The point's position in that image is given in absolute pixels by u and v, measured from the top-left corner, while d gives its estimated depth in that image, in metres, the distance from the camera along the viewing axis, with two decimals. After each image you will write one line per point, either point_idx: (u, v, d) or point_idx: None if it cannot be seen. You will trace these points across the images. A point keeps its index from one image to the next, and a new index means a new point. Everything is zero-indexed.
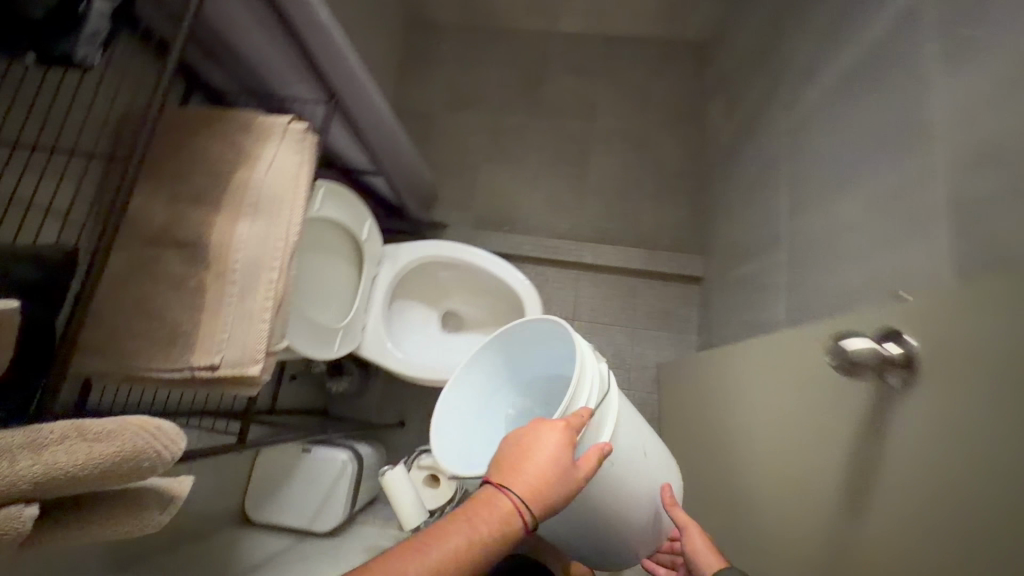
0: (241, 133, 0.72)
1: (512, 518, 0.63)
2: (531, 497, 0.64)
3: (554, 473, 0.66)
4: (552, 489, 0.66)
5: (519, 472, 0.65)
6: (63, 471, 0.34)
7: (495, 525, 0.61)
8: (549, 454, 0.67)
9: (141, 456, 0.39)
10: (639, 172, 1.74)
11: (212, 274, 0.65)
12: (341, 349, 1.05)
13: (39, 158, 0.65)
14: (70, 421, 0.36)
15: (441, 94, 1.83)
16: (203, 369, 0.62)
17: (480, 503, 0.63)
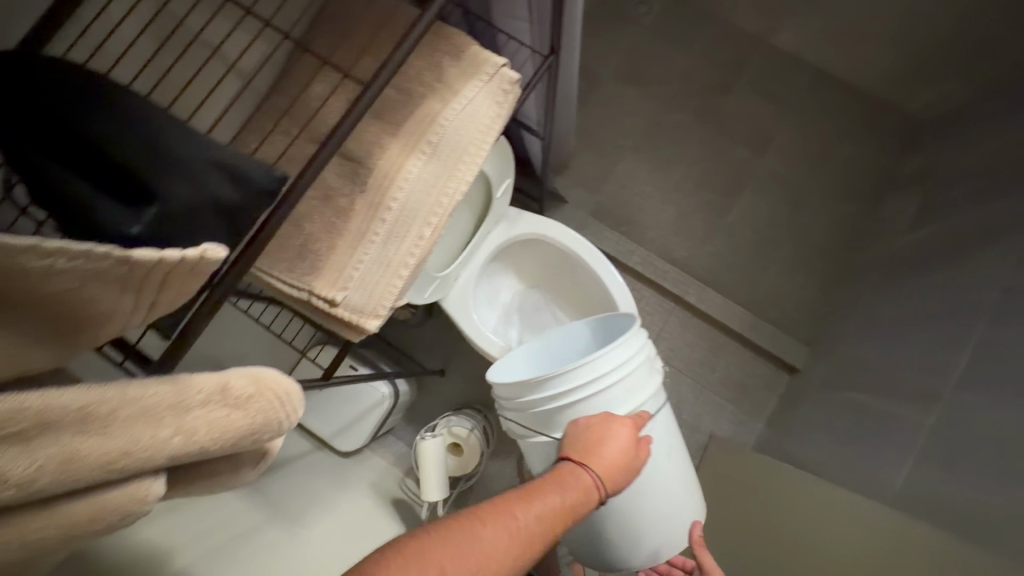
0: (450, 56, 0.63)
1: (589, 493, 0.60)
2: (606, 475, 0.62)
3: (628, 455, 0.64)
4: (624, 470, 0.64)
5: (595, 447, 0.62)
6: (198, 445, 0.29)
7: (577, 498, 0.59)
8: (624, 435, 0.64)
9: (265, 430, 0.34)
10: (785, 231, 1.55)
11: (366, 202, 0.59)
12: (430, 297, 1.00)
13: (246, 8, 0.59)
14: (217, 381, 0.31)
15: (616, 60, 1.66)
16: (322, 300, 0.57)
17: (561, 477, 0.60)
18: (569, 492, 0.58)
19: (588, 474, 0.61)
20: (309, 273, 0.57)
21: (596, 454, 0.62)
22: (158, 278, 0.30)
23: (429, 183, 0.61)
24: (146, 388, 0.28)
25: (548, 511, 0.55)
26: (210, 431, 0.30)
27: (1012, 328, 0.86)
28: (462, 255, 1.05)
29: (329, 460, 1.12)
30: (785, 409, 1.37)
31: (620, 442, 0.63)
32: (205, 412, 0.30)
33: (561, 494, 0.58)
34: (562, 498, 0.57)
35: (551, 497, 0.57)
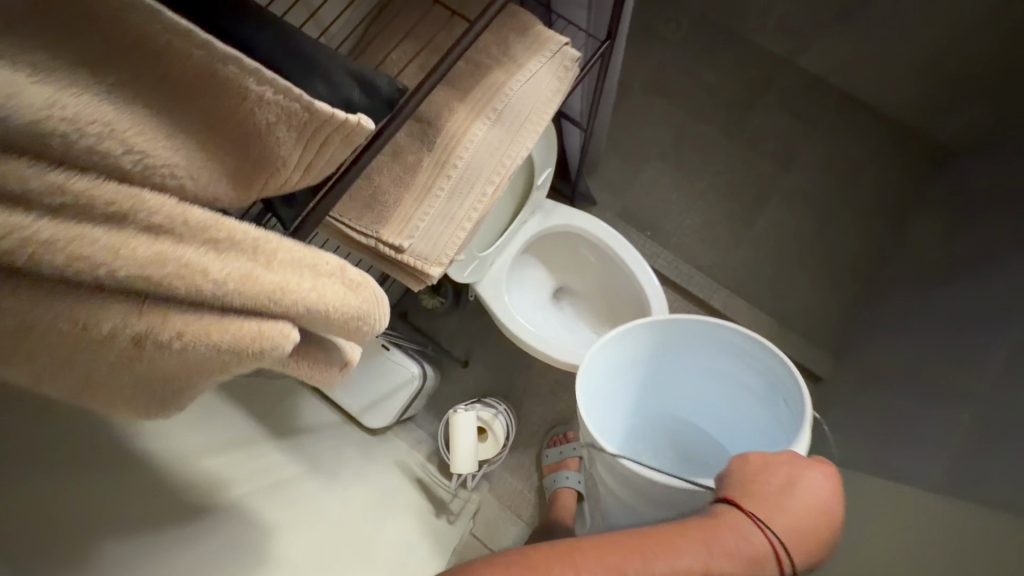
0: (516, 33, 0.68)
1: (763, 557, 0.54)
2: (789, 541, 0.55)
3: (819, 522, 0.56)
4: (814, 538, 0.55)
5: (764, 498, 0.57)
6: (325, 306, 0.40)
7: (733, 559, 0.53)
8: (813, 500, 0.56)
9: (364, 319, 0.44)
10: (810, 243, 1.57)
11: (433, 159, 0.62)
12: (469, 276, 1.04)
13: None
14: (340, 261, 0.43)
15: (646, 74, 1.72)
16: (389, 247, 0.61)
17: (721, 527, 0.55)
18: (722, 549, 0.53)
19: (758, 531, 0.54)
20: (378, 220, 0.61)
21: (770, 510, 0.55)
22: (320, 141, 0.41)
23: (492, 147, 0.65)
24: (293, 248, 0.40)
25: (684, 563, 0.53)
26: (326, 297, 0.40)
27: None
28: (499, 240, 1.09)
29: (356, 435, 1.14)
30: None
31: (804, 503, 0.56)
32: (330, 282, 0.41)
33: (708, 549, 0.53)
34: (724, 557, 0.53)
35: (709, 556, 0.53)
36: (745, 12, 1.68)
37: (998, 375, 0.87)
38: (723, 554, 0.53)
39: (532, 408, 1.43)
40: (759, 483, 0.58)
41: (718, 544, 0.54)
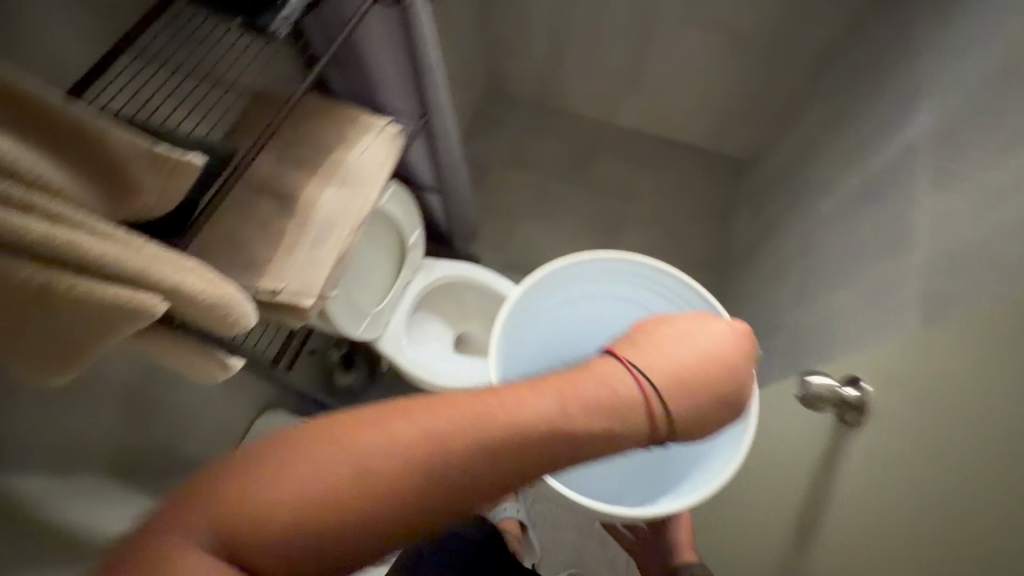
0: (348, 123, 0.89)
1: (640, 412, 0.47)
2: (676, 391, 0.49)
3: (705, 374, 0.52)
4: (698, 394, 0.50)
5: (644, 349, 0.52)
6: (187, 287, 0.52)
7: (604, 393, 0.46)
8: (701, 341, 0.54)
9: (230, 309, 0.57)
10: (664, 254, 1.87)
11: (296, 221, 0.78)
12: (365, 333, 1.17)
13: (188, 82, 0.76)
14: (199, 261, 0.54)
15: (499, 152, 2.03)
16: (265, 293, 0.74)
17: (592, 369, 0.49)
18: (592, 385, 0.46)
19: (635, 375, 0.49)
20: (251, 273, 0.73)
21: (645, 356, 0.51)
22: (162, 174, 0.52)
23: (342, 203, 0.82)
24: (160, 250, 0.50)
25: (545, 395, 0.43)
26: (195, 284, 0.52)
27: (805, 259, 1.14)
28: (388, 299, 1.24)
29: None
30: None
31: (692, 350, 0.53)
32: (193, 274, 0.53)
33: (578, 381, 0.46)
34: (601, 400, 0.46)
35: (593, 399, 0.46)
36: (559, 92, 2.02)
37: (793, 302, 1.11)
38: (588, 388, 0.46)
39: None
40: (645, 342, 0.53)
41: (584, 382, 0.46)
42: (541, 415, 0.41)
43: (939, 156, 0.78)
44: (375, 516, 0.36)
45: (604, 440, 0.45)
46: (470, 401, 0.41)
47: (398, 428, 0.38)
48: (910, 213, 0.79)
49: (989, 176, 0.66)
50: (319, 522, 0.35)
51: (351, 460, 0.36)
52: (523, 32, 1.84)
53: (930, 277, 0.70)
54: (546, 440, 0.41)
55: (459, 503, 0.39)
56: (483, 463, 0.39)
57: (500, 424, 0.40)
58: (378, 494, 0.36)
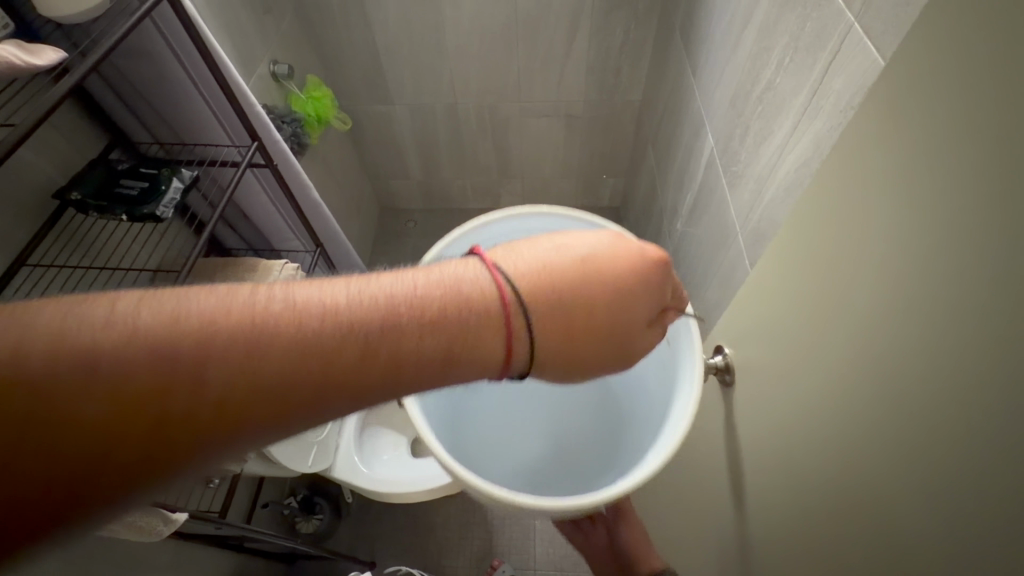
0: (249, 271, 0.97)
1: (493, 320, 0.39)
2: (535, 301, 0.40)
3: (582, 287, 0.42)
4: (569, 305, 0.41)
5: (521, 247, 0.44)
6: None
7: (449, 295, 0.38)
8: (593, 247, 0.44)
9: None
10: None
11: None
12: (315, 464, 1.14)
13: (94, 274, 0.83)
14: None
15: (407, 259, 2.16)
16: None
17: (447, 266, 0.41)
18: (434, 288, 0.38)
19: (489, 272, 0.40)
20: None
21: (514, 255, 0.43)
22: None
23: None
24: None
25: (358, 292, 0.35)
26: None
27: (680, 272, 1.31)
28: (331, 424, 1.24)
29: None
30: None
31: (581, 253, 0.43)
32: None
33: (419, 279, 0.38)
34: (439, 299, 0.37)
35: (426, 302, 0.37)
36: (445, 195, 2.24)
37: None
38: (429, 287, 0.38)
39: (452, 561, 1.44)
40: (525, 245, 0.44)
41: (426, 280, 0.38)
42: (353, 312, 0.34)
43: (725, 165, 1.00)
44: (123, 394, 0.29)
45: (440, 353, 0.37)
46: (292, 296, 0.33)
47: (196, 312, 0.31)
48: (725, 211, 0.99)
49: (752, 170, 0.87)
50: (65, 393, 0.28)
51: (137, 331, 0.30)
52: (396, 155, 2.05)
53: (750, 252, 0.86)
54: (357, 341, 0.34)
55: (227, 416, 0.31)
56: (271, 364, 0.31)
57: (289, 318, 0.32)
58: (151, 377, 0.29)
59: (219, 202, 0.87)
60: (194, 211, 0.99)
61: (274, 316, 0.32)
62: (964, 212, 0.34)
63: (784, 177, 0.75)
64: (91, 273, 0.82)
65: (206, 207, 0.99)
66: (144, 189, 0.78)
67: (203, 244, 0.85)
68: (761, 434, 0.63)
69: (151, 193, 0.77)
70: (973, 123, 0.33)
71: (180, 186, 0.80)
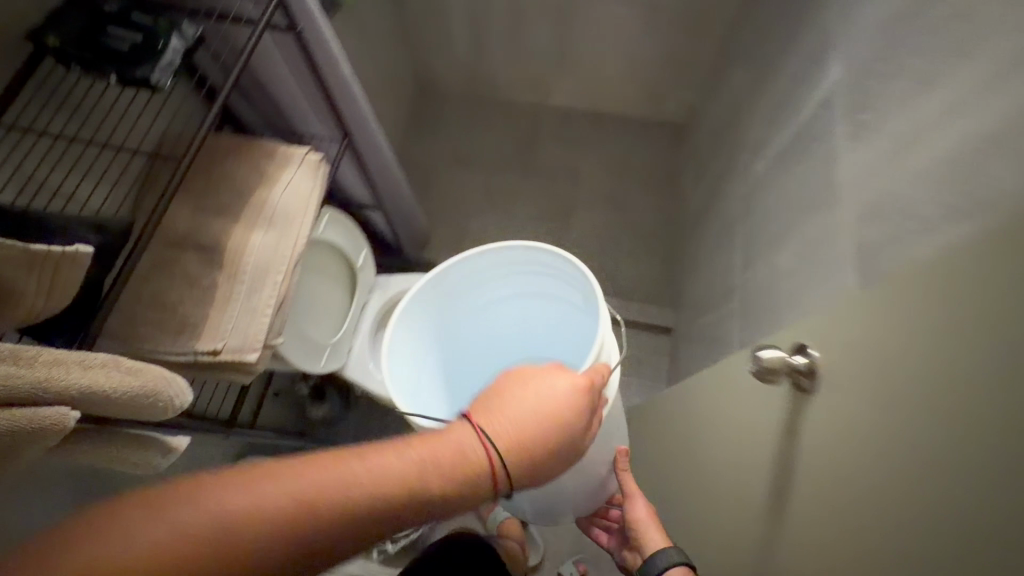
0: (265, 158, 0.84)
1: (485, 465, 0.55)
2: (514, 450, 0.57)
3: (543, 428, 0.59)
4: (534, 444, 0.58)
5: (501, 405, 0.60)
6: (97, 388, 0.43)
7: (452, 464, 0.54)
8: (544, 397, 0.60)
9: (159, 394, 0.47)
10: (618, 230, 1.86)
11: (225, 275, 0.75)
12: (327, 365, 1.12)
13: (83, 147, 0.71)
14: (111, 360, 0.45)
15: (441, 151, 1.99)
16: (205, 355, 0.70)
17: (445, 435, 0.55)
18: (443, 458, 0.53)
19: (480, 442, 0.56)
20: (185, 339, 0.70)
21: (500, 413, 0.59)
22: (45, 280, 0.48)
23: (272, 246, 0.78)
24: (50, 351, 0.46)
25: (390, 465, 0.51)
26: (106, 382, 0.47)
27: (749, 222, 1.15)
28: (345, 325, 1.19)
29: None
30: (673, 364, 1.58)
31: (543, 401, 0.60)
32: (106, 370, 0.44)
33: (430, 449, 0.53)
34: (441, 466, 0.53)
35: (432, 463, 0.52)
36: (490, 82, 1.98)
37: (743, 264, 1.14)
38: (440, 458, 0.53)
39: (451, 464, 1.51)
40: (501, 402, 0.60)
41: (436, 451, 0.54)
42: (388, 485, 0.49)
43: (849, 108, 0.81)
44: (234, 560, 0.43)
45: (443, 501, 0.52)
46: (325, 476, 0.48)
47: (262, 490, 0.46)
48: (833, 170, 0.81)
49: (891, 127, 0.69)
50: (196, 561, 0.42)
51: (241, 514, 0.44)
52: (439, 27, 1.78)
53: (856, 230, 0.72)
54: (391, 501, 0.49)
55: (302, 562, 0.46)
56: (334, 521, 0.47)
57: (337, 500, 0.47)
58: (231, 548, 0.43)
59: (229, 73, 0.71)
60: (204, 75, 0.84)
61: (327, 502, 0.47)
62: (971, 373, 0.39)
63: (943, 148, 0.58)
64: (79, 146, 0.71)
65: (217, 71, 0.84)
66: (137, 45, 0.62)
67: (210, 121, 0.70)
68: (830, 457, 0.55)
69: (145, 51, 0.62)
70: (1000, 307, 0.36)
71: (180, 47, 0.64)
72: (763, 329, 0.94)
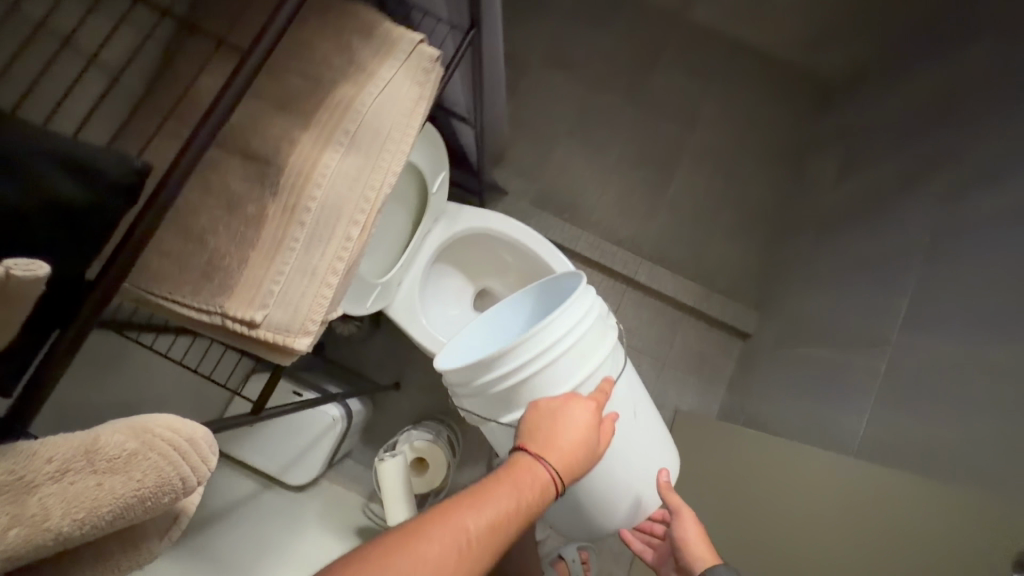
0: (360, 37, 0.57)
1: (549, 489, 0.60)
2: (565, 469, 0.62)
3: (583, 446, 0.63)
4: (584, 459, 0.64)
5: (552, 436, 0.63)
6: (54, 529, 0.27)
7: (534, 498, 0.57)
8: (580, 422, 0.64)
9: (163, 491, 0.31)
10: (724, 199, 1.53)
11: (278, 205, 0.51)
12: (373, 306, 0.93)
13: None
14: (78, 445, 0.29)
15: (541, 46, 1.60)
16: (239, 322, 0.50)
17: (516, 473, 0.58)
18: (526, 492, 0.57)
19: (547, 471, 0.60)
20: (215, 292, 0.50)
21: (554, 445, 0.62)
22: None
23: (351, 178, 0.54)
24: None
25: (501, 514, 0.53)
26: (69, 507, 0.28)
27: (944, 267, 0.87)
28: (402, 259, 0.99)
29: (282, 499, 1.01)
30: (742, 375, 1.37)
31: (575, 429, 0.64)
32: (65, 486, 0.28)
33: (518, 495, 0.56)
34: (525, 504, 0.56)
35: (503, 501, 0.54)
36: None
37: (915, 316, 0.88)
38: (524, 495, 0.57)
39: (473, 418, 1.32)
40: (546, 425, 0.64)
41: (521, 488, 0.57)
42: (479, 526, 0.51)
43: None
44: None
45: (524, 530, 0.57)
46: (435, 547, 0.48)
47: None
48: None
49: None
50: None
51: None
52: None
53: None
54: (492, 536, 0.52)
55: None
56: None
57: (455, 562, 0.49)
58: None
59: None
60: None
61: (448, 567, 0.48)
62: None
63: None
64: None
65: None
66: None
67: None
68: None
69: None
70: None
71: None
72: (941, 428, 0.72)
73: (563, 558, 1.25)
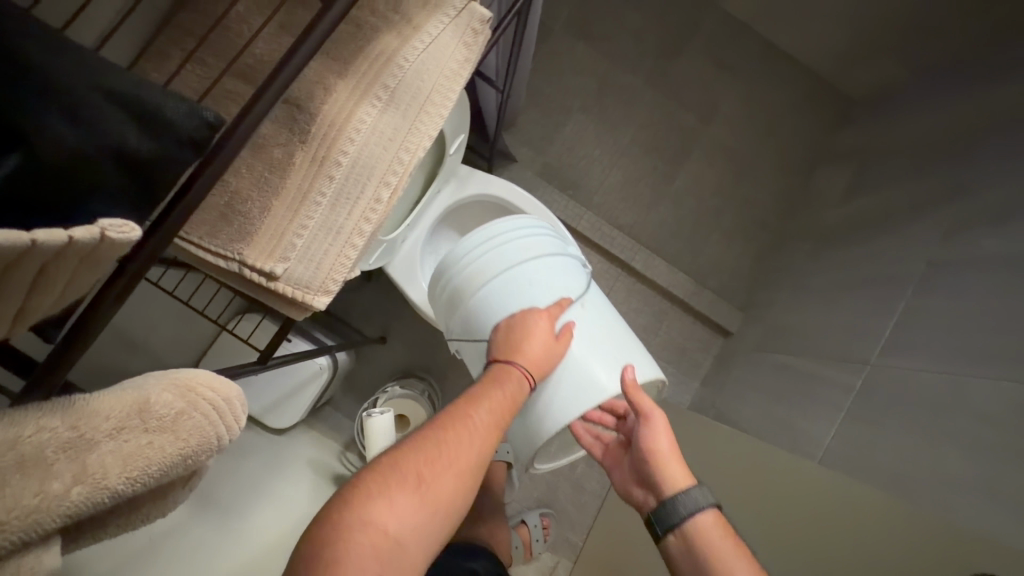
0: None
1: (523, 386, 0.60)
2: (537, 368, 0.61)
3: (546, 346, 0.61)
4: (552, 358, 0.62)
5: (514, 343, 0.61)
6: (112, 486, 0.30)
7: (512, 397, 0.59)
8: (532, 324, 0.62)
9: (199, 452, 0.34)
10: (728, 198, 1.54)
11: (307, 155, 0.48)
12: (374, 263, 0.91)
13: None
14: (133, 404, 0.31)
15: (568, 12, 1.54)
16: (257, 273, 0.49)
17: (490, 383, 0.60)
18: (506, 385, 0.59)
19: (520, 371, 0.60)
20: (235, 239, 0.48)
21: (520, 350, 0.60)
22: (29, 278, 0.25)
23: (386, 136, 0.53)
24: (34, 422, 0.29)
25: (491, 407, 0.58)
26: (126, 466, 0.30)
27: (930, 301, 0.90)
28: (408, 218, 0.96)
29: (261, 439, 1.02)
30: (717, 373, 1.42)
31: (536, 333, 0.62)
32: (119, 447, 0.30)
33: (500, 390, 0.59)
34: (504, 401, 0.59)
35: (493, 393, 0.59)
36: None
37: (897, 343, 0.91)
38: (501, 396, 0.59)
39: (455, 381, 1.32)
40: (507, 336, 0.63)
41: (497, 392, 0.59)
42: (479, 414, 0.57)
43: None
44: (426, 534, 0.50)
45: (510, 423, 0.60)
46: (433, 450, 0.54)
47: (406, 465, 0.52)
48: None
49: None
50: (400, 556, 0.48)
51: (401, 512, 0.49)
52: None
53: None
54: (486, 433, 0.57)
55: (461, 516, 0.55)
56: (473, 454, 0.55)
57: (458, 461, 0.54)
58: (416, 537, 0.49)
59: None
60: None
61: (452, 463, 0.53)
62: None
63: None
64: None
65: None
66: None
67: None
68: None
69: None
70: None
71: None
72: (905, 451, 0.76)
73: (525, 523, 1.30)
